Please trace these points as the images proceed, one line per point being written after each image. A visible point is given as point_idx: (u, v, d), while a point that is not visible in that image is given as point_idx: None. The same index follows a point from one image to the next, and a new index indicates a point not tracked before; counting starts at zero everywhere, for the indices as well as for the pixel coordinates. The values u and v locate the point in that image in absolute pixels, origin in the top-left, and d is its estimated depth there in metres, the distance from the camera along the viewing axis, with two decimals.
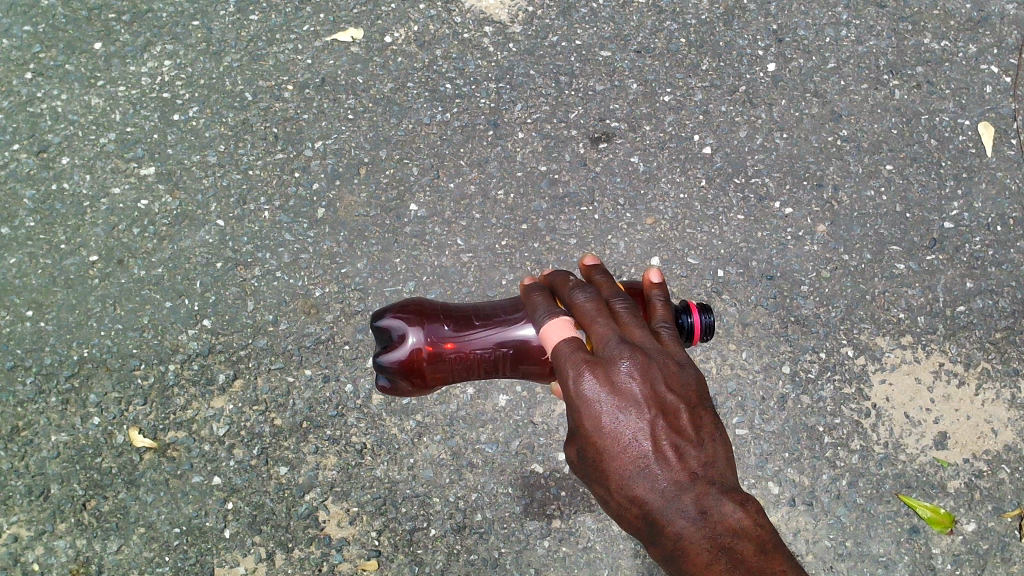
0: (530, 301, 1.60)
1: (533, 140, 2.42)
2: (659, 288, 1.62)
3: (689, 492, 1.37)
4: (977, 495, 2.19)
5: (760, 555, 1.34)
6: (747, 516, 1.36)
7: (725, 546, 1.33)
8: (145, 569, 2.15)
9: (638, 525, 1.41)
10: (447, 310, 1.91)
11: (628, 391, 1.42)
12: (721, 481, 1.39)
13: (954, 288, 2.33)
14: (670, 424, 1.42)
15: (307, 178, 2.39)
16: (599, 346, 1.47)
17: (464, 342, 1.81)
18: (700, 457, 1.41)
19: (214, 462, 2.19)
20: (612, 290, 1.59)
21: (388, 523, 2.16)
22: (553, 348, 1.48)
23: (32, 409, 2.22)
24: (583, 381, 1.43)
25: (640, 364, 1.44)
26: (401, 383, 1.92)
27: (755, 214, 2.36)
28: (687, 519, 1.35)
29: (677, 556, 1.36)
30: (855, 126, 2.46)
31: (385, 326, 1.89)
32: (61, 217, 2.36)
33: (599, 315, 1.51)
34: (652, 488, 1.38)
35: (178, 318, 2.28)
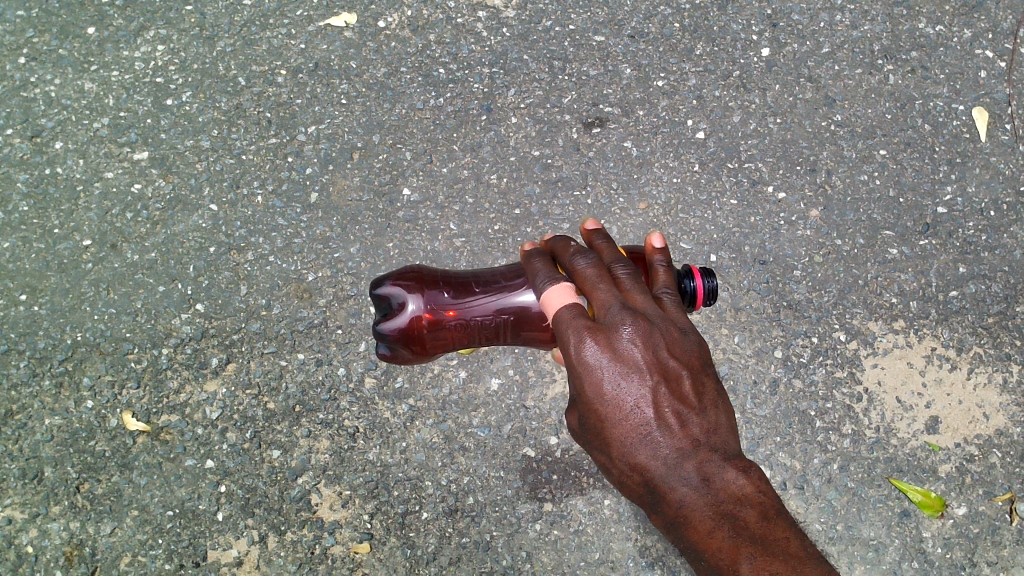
0: (530, 268, 1.64)
1: (526, 125, 2.42)
2: (661, 254, 1.67)
3: (691, 459, 1.45)
4: (968, 479, 2.19)
5: (762, 521, 1.43)
6: (750, 484, 1.45)
7: (727, 514, 1.42)
8: (138, 551, 2.15)
9: (640, 489, 1.49)
10: (447, 278, 1.93)
11: (630, 358, 1.48)
12: (722, 448, 1.48)
13: (947, 273, 2.33)
14: (671, 390, 1.48)
15: (300, 163, 2.39)
16: (601, 313, 1.52)
17: (464, 310, 1.83)
18: (701, 423, 1.49)
19: (207, 445, 2.20)
20: (613, 256, 1.64)
21: (380, 507, 2.17)
22: (555, 315, 1.53)
23: (26, 392, 2.23)
24: (585, 348, 1.48)
25: (641, 330, 1.49)
26: (401, 351, 1.94)
27: (748, 199, 2.36)
28: (690, 486, 1.44)
29: (679, 522, 1.45)
30: (849, 111, 2.45)
31: (384, 295, 1.92)
32: (55, 202, 2.36)
33: (600, 281, 1.56)
34: (654, 455, 1.45)
35: (171, 302, 2.28)
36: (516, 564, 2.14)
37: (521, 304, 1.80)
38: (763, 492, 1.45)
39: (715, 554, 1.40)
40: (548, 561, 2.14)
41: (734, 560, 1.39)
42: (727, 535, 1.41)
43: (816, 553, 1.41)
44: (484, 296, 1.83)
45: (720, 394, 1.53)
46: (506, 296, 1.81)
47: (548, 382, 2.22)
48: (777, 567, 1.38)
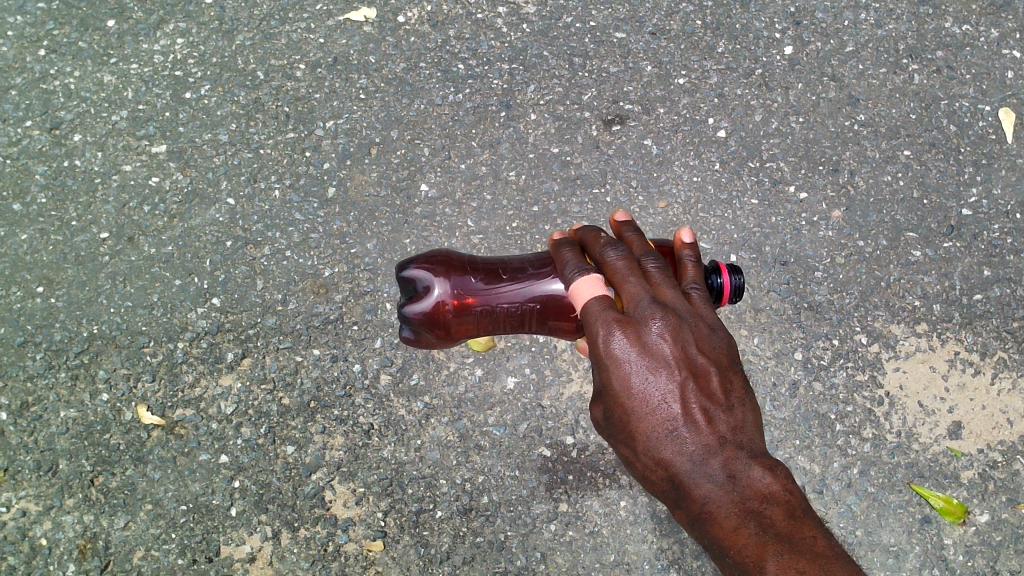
0: (559, 257, 1.65)
1: (545, 122, 2.40)
2: (690, 249, 1.65)
3: (718, 455, 1.48)
4: (991, 485, 2.16)
5: (789, 519, 1.45)
6: (775, 482, 1.47)
7: (752, 510, 1.45)
8: (152, 545, 2.15)
9: (664, 484, 1.52)
10: (474, 263, 1.92)
11: (658, 353, 1.50)
12: (749, 446, 1.51)
13: (971, 276, 2.30)
14: (698, 386, 1.51)
15: (318, 158, 2.38)
16: (630, 306, 1.53)
17: (491, 297, 1.82)
18: (727, 420, 1.52)
19: (221, 440, 2.19)
20: (643, 249, 1.63)
21: (394, 505, 2.15)
22: (584, 307, 1.54)
23: (42, 384, 2.23)
24: (615, 341, 1.50)
25: (671, 326, 1.51)
26: (425, 336, 1.93)
27: (769, 199, 2.33)
28: (715, 482, 1.46)
29: (702, 518, 1.48)
30: (873, 111, 2.42)
31: (410, 277, 1.90)
32: (72, 194, 2.36)
33: (631, 274, 1.56)
34: (680, 451, 1.48)
35: (187, 296, 2.28)
36: (530, 565, 2.12)
37: (549, 293, 1.79)
38: (788, 490, 1.47)
39: (740, 550, 1.43)
40: (563, 562, 2.12)
41: (759, 557, 1.41)
42: (752, 531, 1.43)
43: (842, 551, 1.41)
44: (512, 284, 1.82)
45: (747, 392, 1.56)
46: (535, 285, 1.80)
47: (565, 381, 2.20)
48: (803, 566, 1.38)
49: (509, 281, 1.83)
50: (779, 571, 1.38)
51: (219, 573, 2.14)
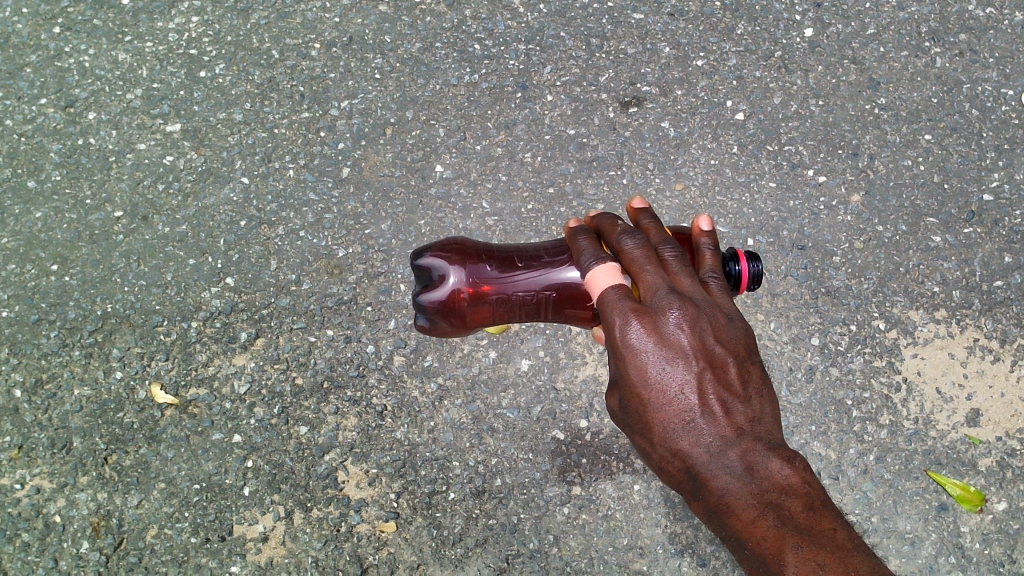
0: (576, 246, 1.65)
1: (561, 103, 2.38)
2: (708, 237, 1.64)
3: (735, 447, 1.46)
4: (1009, 473, 2.13)
5: (808, 511, 1.43)
6: (794, 473, 1.45)
7: (772, 502, 1.42)
8: (164, 524, 2.15)
9: (680, 476, 1.50)
10: (490, 251, 1.90)
11: (676, 342, 1.49)
12: (766, 438, 1.49)
13: (992, 262, 2.27)
14: (716, 377, 1.50)
15: (333, 138, 2.37)
16: (648, 295, 1.53)
17: (507, 285, 1.81)
18: (744, 412, 1.50)
19: (235, 419, 2.19)
20: (660, 237, 1.63)
21: (407, 486, 2.15)
22: (601, 296, 1.54)
23: (56, 362, 2.23)
24: (632, 330, 1.49)
25: (688, 315, 1.50)
26: (439, 325, 1.92)
27: (788, 182, 2.31)
28: (733, 474, 1.44)
29: (720, 510, 1.45)
30: (894, 94, 2.39)
31: (425, 266, 1.89)
32: (87, 172, 2.36)
33: (648, 264, 1.56)
34: (697, 442, 1.46)
35: (201, 276, 2.27)
36: (543, 548, 2.11)
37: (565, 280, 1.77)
38: (808, 482, 1.44)
39: (759, 542, 1.41)
40: (576, 545, 2.11)
41: (779, 549, 1.39)
42: (772, 523, 1.41)
43: (862, 544, 1.41)
44: (529, 271, 1.80)
45: (764, 383, 1.54)
46: (549, 272, 1.78)
47: (579, 364, 2.18)
48: (823, 559, 1.37)
49: (525, 268, 1.81)
50: (799, 563, 1.37)
51: (232, 552, 2.14)
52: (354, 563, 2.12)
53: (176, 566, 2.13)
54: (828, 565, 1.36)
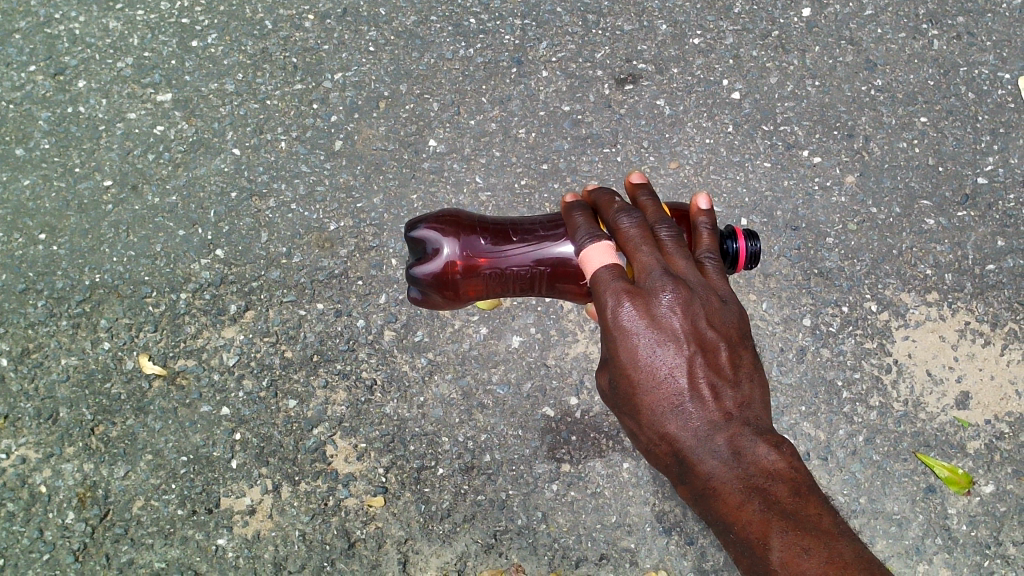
0: (571, 221, 1.63)
1: (557, 79, 2.36)
2: (706, 216, 1.62)
3: (723, 432, 1.46)
4: (997, 456, 2.14)
5: (795, 496, 1.42)
6: (781, 459, 1.45)
7: (758, 487, 1.43)
8: (151, 496, 2.13)
9: (668, 459, 1.51)
10: (484, 222, 1.88)
11: (668, 326, 1.48)
12: (755, 423, 1.49)
13: (985, 246, 2.27)
14: (707, 361, 1.49)
15: (326, 110, 2.35)
16: (641, 276, 1.52)
17: (501, 259, 1.79)
18: (734, 396, 1.50)
19: (223, 392, 2.18)
20: (657, 216, 1.61)
21: (395, 461, 2.14)
22: (593, 275, 1.53)
23: (43, 331, 2.21)
24: (624, 311, 1.48)
25: (681, 298, 1.49)
26: (434, 296, 1.92)
27: (782, 162, 2.30)
28: (720, 459, 1.45)
29: (707, 495, 1.47)
30: (891, 76, 2.38)
31: (419, 237, 1.87)
32: (76, 140, 2.33)
33: (644, 243, 1.54)
34: (685, 426, 1.47)
35: (190, 247, 2.25)
36: (531, 525, 2.10)
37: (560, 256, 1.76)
38: (794, 468, 1.44)
39: (745, 526, 1.41)
40: (564, 522, 2.10)
41: (764, 534, 1.39)
42: (757, 508, 1.41)
43: (848, 530, 1.40)
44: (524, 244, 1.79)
45: (755, 368, 1.54)
46: (544, 247, 1.77)
47: (570, 342, 2.18)
48: (808, 543, 1.37)
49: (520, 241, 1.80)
50: (784, 548, 1.37)
51: (218, 525, 2.12)
52: (341, 538, 2.11)
53: (163, 538, 2.12)
54: (813, 549, 1.36)
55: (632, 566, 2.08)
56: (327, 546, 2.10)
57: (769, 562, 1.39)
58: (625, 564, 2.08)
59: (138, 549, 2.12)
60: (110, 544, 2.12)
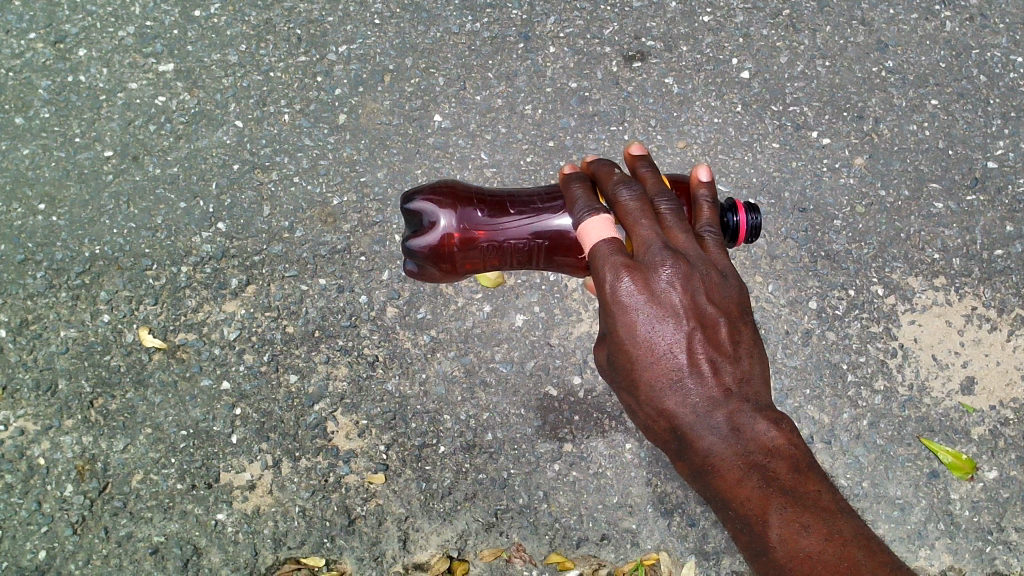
0: (569, 194, 1.59)
1: (564, 55, 2.33)
2: (707, 188, 1.60)
3: (722, 408, 1.46)
4: (1001, 442, 2.13)
5: (793, 473, 1.45)
6: (780, 436, 1.46)
7: (757, 464, 1.44)
8: (150, 470, 2.12)
9: (666, 434, 1.50)
10: (482, 194, 1.86)
11: (667, 301, 1.46)
12: (754, 399, 1.49)
13: (994, 231, 2.25)
14: (706, 337, 1.47)
15: (330, 83, 2.31)
16: (641, 250, 1.48)
17: (498, 232, 1.77)
18: (733, 372, 1.49)
19: (223, 366, 2.16)
20: (657, 188, 1.58)
21: (397, 438, 2.12)
22: (592, 249, 1.50)
23: (42, 303, 2.19)
24: (622, 287, 1.45)
25: (681, 273, 1.47)
26: (431, 269, 1.89)
27: (791, 143, 2.28)
28: (718, 435, 1.45)
29: (706, 471, 1.47)
30: (902, 58, 2.35)
31: (417, 209, 1.84)
32: (76, 110, 2.30)
33: (643, 217, 1.51)
34: (683, 402, 1.46)
35: (192, 220, 2.23)
36: (532, 504, 2.09)
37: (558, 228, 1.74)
38: (794, 445, 1.46)
39: (743, 503, 1.43)
40: (565, 502, 2.09)
41: (763, 511, 1.41)
42: (756, 484, 1.43)
43: (846, 506, 1.44)
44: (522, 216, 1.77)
45: (755, 343, 1.53)
46: (542, 218, 1.75)
47: (574, 321, 2.16)
48: (807, 519, 1.41)
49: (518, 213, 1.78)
50: (783, 525, 1.40)
51: (218, 499, 2.11)
52: (342, 514, 2.10)
53: (162, 511, 2.10)
54: (813, 526, 1.40)
55: (634, 547, 2.08)
56: (328, 522, 2.10)
57: (767, 539, 1.41)
58: (626, 544, 2.08)
59: (137, 522, 2.10)
60: (109, 517, 2.10)
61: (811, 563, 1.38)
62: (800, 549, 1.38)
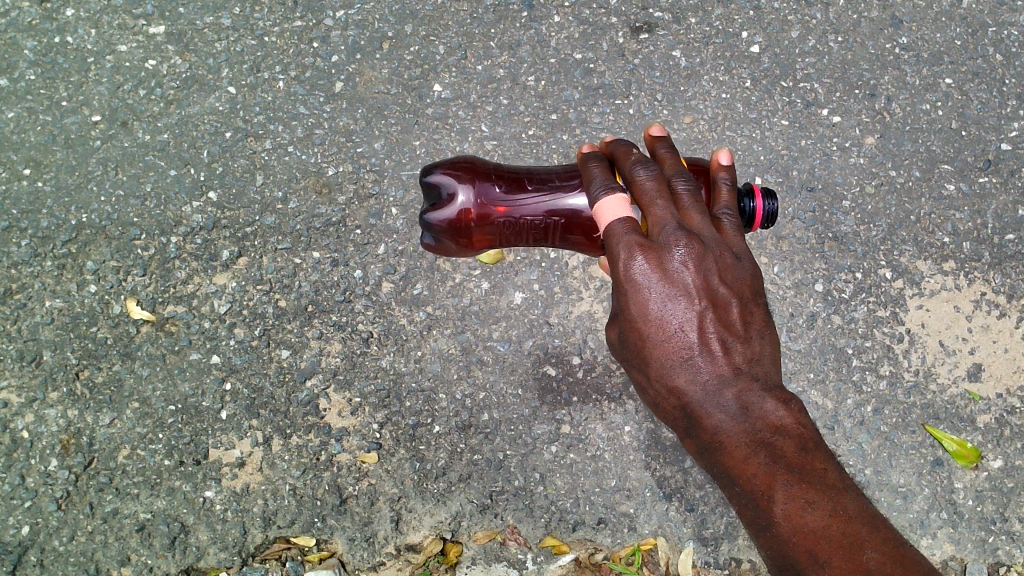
0: (586, 172, 1.53)
1: (569, 25, 2.26)
2: (726, 172, 1.54)
3: (732, 387, 1.41)
4: (1007, 431, 2.09)
5: (801, 452, 1.40)
6: (789, 415, 1.42)
7: (765, 442, 1.39)
8: (137, 445, 2.06)
9: (674, 413, 1.46)
10: (499, 170, 1.80)
11: (680, 279, 1.41)
12: (764, 379, 1.44)
13: (1005, 215, 2.19)
14: (718, 317, 1.43)
15: (326, 50, 2.24)
16: (655, 229, 1.43)
17: (515, 207, 1.71)
18: (744, 352, 1.45)
19: (214, 340, 2.10)
20: (675, 168, 1.52)
21: (391, 417, 2.07)
22: (606, 227, 1.44)
23: (27, 272, 2.12)
24: (636, 264, 1.40)
25: (695, 252, 1.42)
26: (447, 244, 1.84)
27: (801, 121, 2.21)
28: (728, 414, 1.41)
29: (713, 449, 1.42)
30: (916, 34, 2.27)
31: (435, 182, 1.79)
32: (63, 72, 2.22)
33: (659, 197, 1.45)
34: (694, 380, 1.41)
35: (182, 188, 2.16)
36: (528, 486, 2.04)
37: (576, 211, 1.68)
38: (803, 424, 1.41)
39: (750, 480, 1.38)
40: (562, 485, 2.04)
41: (769, 488, 1.37)
42: (763, 463, 1.38)
43: (851, 484, 1.39)
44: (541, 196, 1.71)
45: (766, 325, 1.49)
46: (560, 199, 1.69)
47: (575, 300, 2.11)
48: (812, 496, 1.36)
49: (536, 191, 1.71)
50: (788, 500, 1.35)
51: (206, 477, 2.05)
52: (333, 494, 2.04)
53: (148, 488, 2.05)
54: (818, 502, 1.35)
55: (630, 532, 2.03)
56: (319, 501, 2.04)
57: (771, 515, 1.36)
58: (623, 529, 2.03)
59: (123, 499, 2.04)
60: (94, 493, 2.04)
61: (814, 538, 1.33)
62: (804, 525, 1.33)
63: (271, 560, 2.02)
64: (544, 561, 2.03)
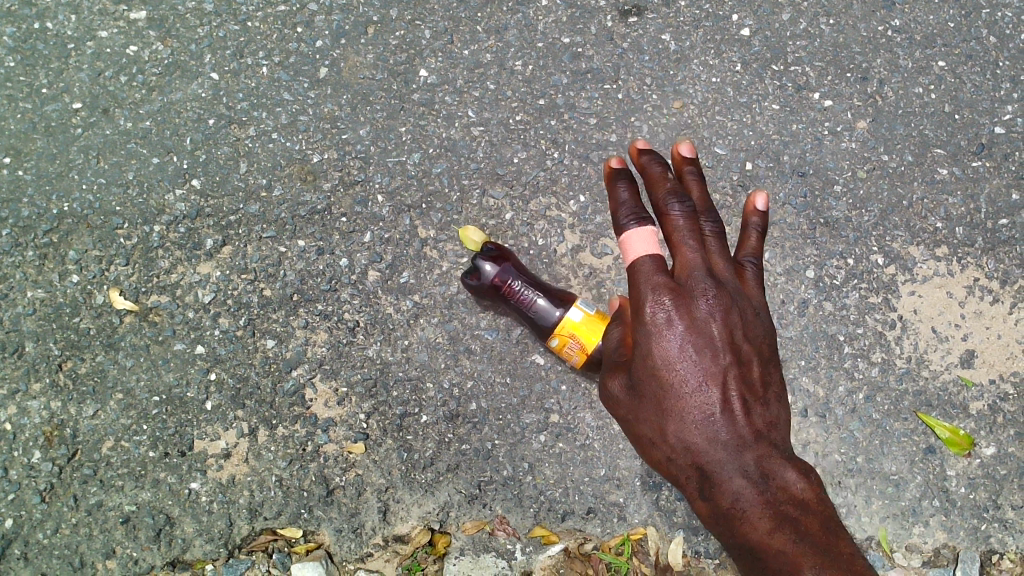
0: (615, 194, 1.61)
1: (557, 8, 2.22)
2: (759, 216, 1.68)
3: (752, 450, 1.38)
4: (1000, 418, 2.07)
5: (825, 531, 1.37)
6: (809, 488, 1.38)
7: (786, 515, 1.35)
8: (121, 437, 2.03)
9: (688, 475, 1.42)
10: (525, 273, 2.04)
11: (705, 328, 1.40)
12: (782, 444, 1.41)
13: (999, 199, 2.17)
14: (740, 375, 1.41)
15: (310, 35, 2.21)
16: (684, 272, 1.45)
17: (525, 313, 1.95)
18: (765, 414, 1.42)
19: (198, 330, 2.07)
20: (705, 210, 1.58)
21: (377, 407, 2.05)
22: (635, 262, 1.47)
23: (8, 262, 2.10)
24: (661, 308, 1.41)
25: (722, 301, 1.42)
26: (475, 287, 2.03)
27: (792, 105, 2.19)
28: (747, 477, 1.37)
29: (728, 517, 1.38)
30: (909, 16, 2.24)
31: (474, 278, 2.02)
32: (43, 59, 2.19)
33: (691, 238, 1.48)
34: (713, 436, 1.38)
35: (165, 176, 2.14)
36: (517, 476, 2.01)
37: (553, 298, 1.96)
38: (822, 500, 1.38)
39: (775, 556, 1.34)
40: (551, 474, 2.01)
41: (798, 565, 1.33)
42: (789, 539, 1.34)
43: None
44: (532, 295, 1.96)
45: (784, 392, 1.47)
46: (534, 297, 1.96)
47: (563, 288, 2.10)
48: None
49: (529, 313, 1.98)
50: None
51: (192, 468, 2.02)
52: (320, 484, 2.01)
53: (133, 480, 2.01)
54: None
55: (620, 521, 1.99)
56: (305, 492, 2.01)
57: None
58: (612, 519, 2.00)
59: (107, 491, 2.00)
60: (78, 485, 2.00)
61: None
62: None
63: (257, 552, 1.99)
64: (533, 551, 1.99)
